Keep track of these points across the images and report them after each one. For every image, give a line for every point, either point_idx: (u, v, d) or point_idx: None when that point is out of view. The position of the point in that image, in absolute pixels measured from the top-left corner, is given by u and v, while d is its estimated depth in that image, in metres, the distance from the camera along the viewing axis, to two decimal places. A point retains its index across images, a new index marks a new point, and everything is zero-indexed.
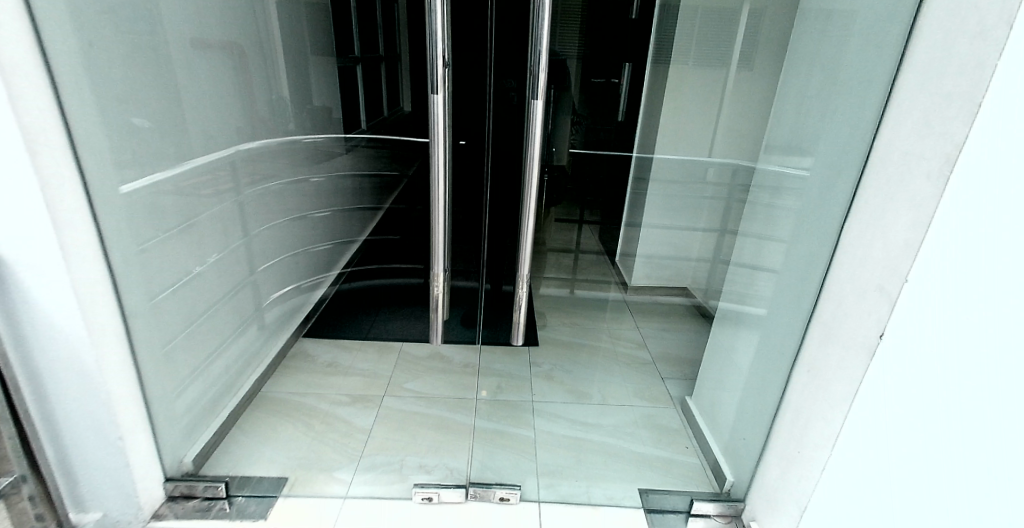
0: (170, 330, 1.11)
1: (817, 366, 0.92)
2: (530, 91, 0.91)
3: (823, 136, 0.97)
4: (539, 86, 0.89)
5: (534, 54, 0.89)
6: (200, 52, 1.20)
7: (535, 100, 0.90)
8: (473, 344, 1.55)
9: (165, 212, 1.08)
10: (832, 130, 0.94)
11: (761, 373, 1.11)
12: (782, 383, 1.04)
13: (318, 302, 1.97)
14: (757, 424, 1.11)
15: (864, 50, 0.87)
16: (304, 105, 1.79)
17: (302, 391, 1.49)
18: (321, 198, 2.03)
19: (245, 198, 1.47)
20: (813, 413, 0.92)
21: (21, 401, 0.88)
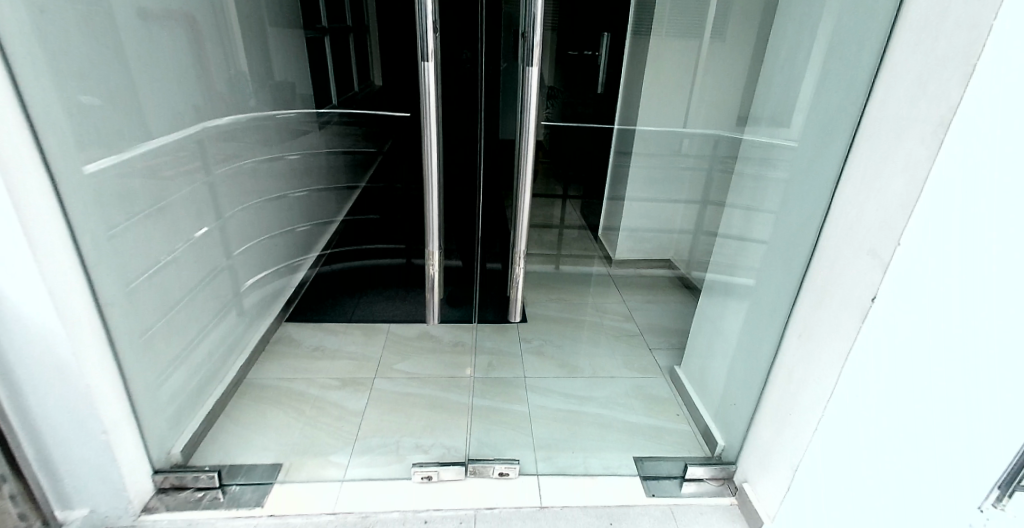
0: (148, 317, 1.06)
1: (808, 331, 0.95)
2: (525, 61, 0.88)
3: (812, 104, 0.97)
4: (534, 55, 0.86)
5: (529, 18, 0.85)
6: (156, 19, 1.11)
7: (530, 68, 0.87)
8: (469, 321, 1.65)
9: (133, 194, 1.01)
10: (821, 97, 0.94)
11: (750, 340, 1.14)
12: (773, 350, 1.06)
13: (299, 285, 1.92)
14: (747, 390, 1.14)
15: (853, 17, 0.87)
16: (265, 80, 1.70)
17: (290, 377, 1.45)
18: (295, 178, 1.95)
19: (216, 178, 1.39)
20: (806, 377, 0.95)
21: None
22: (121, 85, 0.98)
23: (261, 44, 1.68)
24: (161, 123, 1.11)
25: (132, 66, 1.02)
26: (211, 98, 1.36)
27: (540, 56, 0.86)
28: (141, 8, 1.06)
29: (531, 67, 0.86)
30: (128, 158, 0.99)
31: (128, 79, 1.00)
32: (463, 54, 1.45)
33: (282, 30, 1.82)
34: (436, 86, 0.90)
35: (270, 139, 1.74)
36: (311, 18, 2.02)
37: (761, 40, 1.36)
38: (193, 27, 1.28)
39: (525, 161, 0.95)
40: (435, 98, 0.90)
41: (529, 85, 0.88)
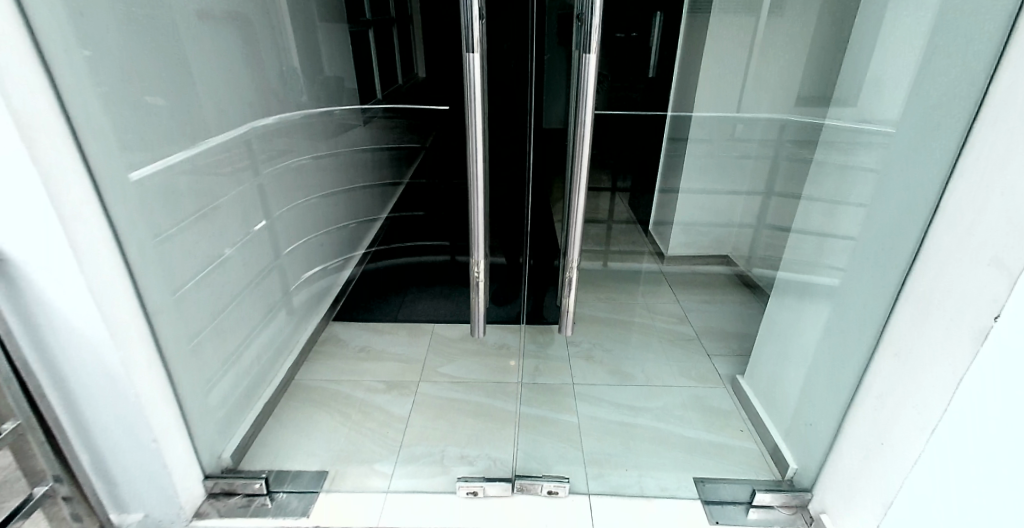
0: (197, 321, 1.06)
1: (909, 349, 0.83)
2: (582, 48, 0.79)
3: (914, 81, 0.82)
4: (592, 40, 0.78)
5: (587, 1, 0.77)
6: (203, 17, 1.10)
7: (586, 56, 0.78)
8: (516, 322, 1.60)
9: (180, 199, 1.01)
10: (925, 73, 0.79)
11: (832, 355, 1.01)
12: (860, 368, 0.94)
13: (347, 283, 1.92)
14: (826, 411, 1.02)
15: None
16: (316, 75, 1.70)
17: (335, 379, 1.44)
18: (341, 174, 1.94)
19: (264, 179, 1.39)
20: (907, 402, 0.83)
21: (48, 408, 0.85)
22: (168, 86, 0.97)
23: (309, 37, 1.66)
24: (209, 123, 1.10)
25: (180, 65, 1.01)
26: (260, 96, 1.34)
27: (598, 41, 0.77)
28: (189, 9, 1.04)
29: (590, 53, 0.77)
30: (175, 161, 0.98)
31: (176, 79, 0.99)
32: (510, 41, 1.37)
33: (330, 25, 1.81)
34: (482, 78, 0.83)
35: (316, 137, 1.73)
36: (354, 11, 1.98)
37: (845, 9, 1.20)
38: (240, 24, 1.26)
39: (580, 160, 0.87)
40: (480, 90, 0.83)
41: (584, 74, 0.79)
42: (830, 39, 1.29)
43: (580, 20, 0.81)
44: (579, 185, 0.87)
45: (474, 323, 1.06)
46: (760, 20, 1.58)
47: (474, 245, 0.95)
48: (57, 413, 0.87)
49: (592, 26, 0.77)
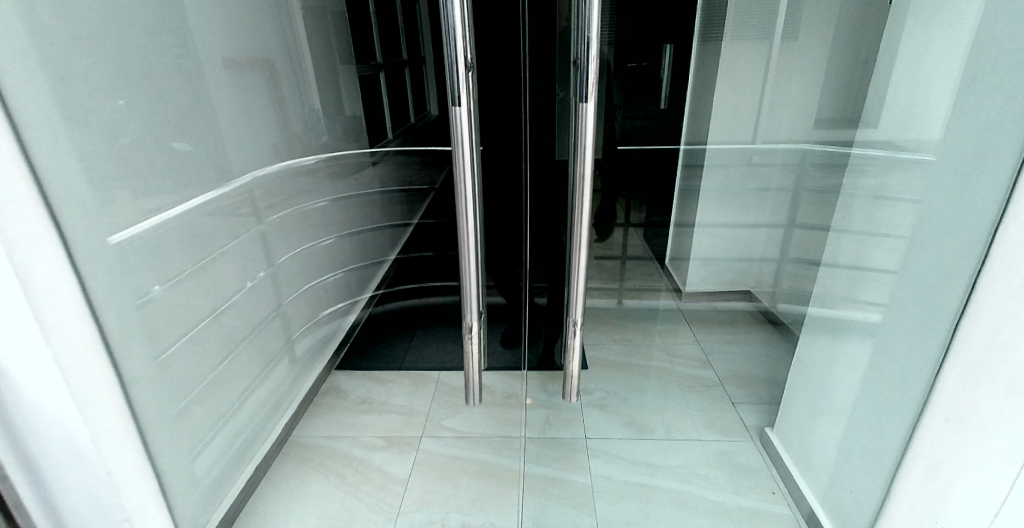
0: (184, 387, 1.02)
1: (973, 414, 0.74)
2: (577, 95, 0.72)
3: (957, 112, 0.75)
4: (589, 87, 0.71)
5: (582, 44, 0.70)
6: (204, 71, 1.10)
7: (582, 104, 0.71)
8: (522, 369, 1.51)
9: (173, 257, 0.98)
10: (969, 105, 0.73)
11: (875, 413, 0.91)
12: (909, 429, 0.84)
13: (352, 328, 1.88)
14: (874, 475, 0.91)
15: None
16: (337, 115, 1.78)
17: (334, 435, 1.38)
18: (348, 219, 1.91)
19: (267, 228, 1.37)
20: (973, 474, 0.75)
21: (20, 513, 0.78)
22: (162, 143, 0.95)
23: (331, 85, 1.75)
24: (206, 177, 1.08)
25: (177, 121, 1.00)
26: (262, 146, 1.33)
27: (595, 87, 0.71)
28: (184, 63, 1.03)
29: (586, 101, 0.70)
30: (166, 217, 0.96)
31: (171, 136, 0.98)
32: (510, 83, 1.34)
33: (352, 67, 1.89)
34: (470, 129, 0.77)
35: (321, 184, 1.71)
36: (364, 57, 1.97)
37: (866, 36, 1.12)
38: (238, 72, 1.24)
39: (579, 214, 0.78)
40: (467, 142, 0.77)
41: (581, 122, 0.72)
42: (853, 65, 1.22)
43: (575, 65, 0.75)
44: (578, 242, 0.79)
45: (468, 388, 0.98)
46: (774, 48, 1.51)
47: (467, 309, 0.87)
48: (35, 516, 0.80)
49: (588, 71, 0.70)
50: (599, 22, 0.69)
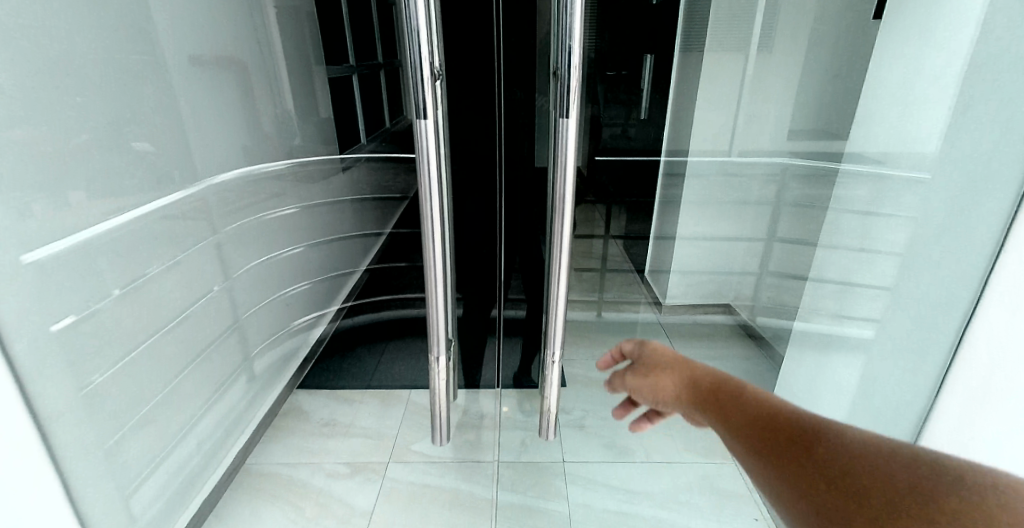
0: (119, 419, 0.97)
1: (983, 425, 0.83)
2: (556, 109, 0.66)
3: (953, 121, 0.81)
4: (570, 101, 0.65)
5: (561, 54, 0.64)
6: (141, 80, 1.02)
7: (563, 119, 0.65)
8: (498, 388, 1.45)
9: (96, 281, 0.91)
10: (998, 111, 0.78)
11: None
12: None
13: (318, 343, 1.81)
14: None
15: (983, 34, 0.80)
16: (310, 117, 1.72)
17: (294, 462, 1.32)
18: (317, 228, 1.82)
19: (223, 237, 1.30)
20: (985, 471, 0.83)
21: None
22: (84, 167, 0.88)
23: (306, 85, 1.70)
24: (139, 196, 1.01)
25: (107, 140, 0.93)
26: (210, 156, 1.24)
27: (577, 100, 0.65)
28: (134, 67, 1.00)
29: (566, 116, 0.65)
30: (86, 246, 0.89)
31: (98, 159, 0.91)
32: None
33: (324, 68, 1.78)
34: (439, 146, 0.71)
35: (286, 191, 1.62)
36: (335, 56, 1.82)
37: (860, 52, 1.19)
38: (197, 75, 1.21)
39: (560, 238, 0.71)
40: (433, 161, 0.71)
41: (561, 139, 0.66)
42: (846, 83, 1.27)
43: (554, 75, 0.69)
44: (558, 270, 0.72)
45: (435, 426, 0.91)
46: (750, 58, 1.50)
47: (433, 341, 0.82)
48: None
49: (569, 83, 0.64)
50: (581, 30, 0.63)
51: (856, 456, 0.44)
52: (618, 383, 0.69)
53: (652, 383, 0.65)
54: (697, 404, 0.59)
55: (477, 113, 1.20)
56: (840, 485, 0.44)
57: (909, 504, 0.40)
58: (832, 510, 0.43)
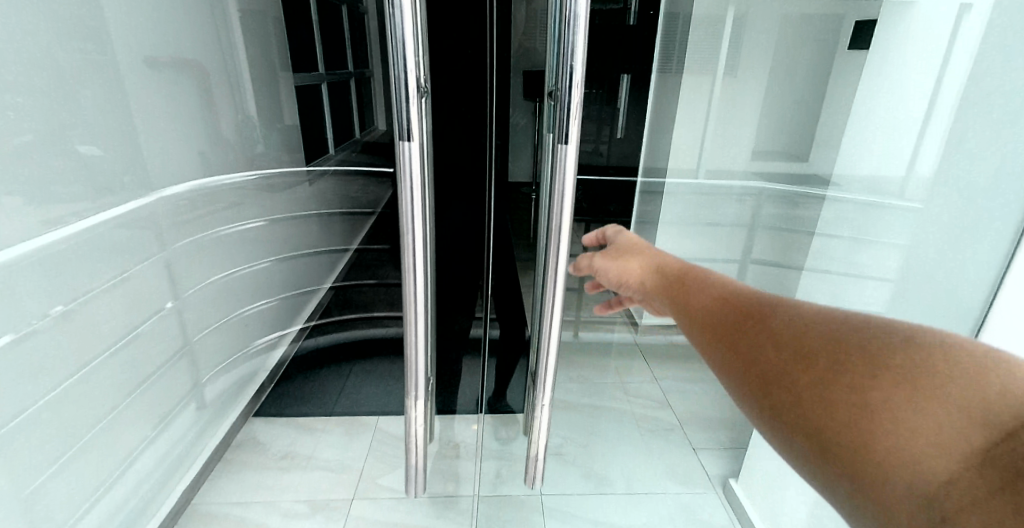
0: (41, 466, 0.86)
1: None
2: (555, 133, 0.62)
3: (955, 136, 0.89)
4: (570, 124, 0.61)
5: (562, 74, 0.60)
6: (66, 88, 0.91)
7: (564, 143, 0.61)
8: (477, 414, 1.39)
9: (20, 310, 0.82)
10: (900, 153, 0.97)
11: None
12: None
13: (278, 365, 1.69)
14: None
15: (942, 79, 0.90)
16: (273, 125, 1.61)
17: (248, 500, 1.23)
18: (279, 243, 1.71)
19: (173, 253, 1.20)
20: None
21: None
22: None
23: (270, 92, 1.59)
24: (66, 213, 0.91)
25: (27, 158, 0.83)
26: (155, 169, 1.13)
27: (576, 125, 0.61)
28: (69, 67, 0.92)
29: (567, 142, 0.61)
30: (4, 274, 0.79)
31: (19, 182, 0.82)
32: None
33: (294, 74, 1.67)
34: (422, 166, 0.66)
35: (245, 201, 1.52)
36: (302, 61, 1.64)
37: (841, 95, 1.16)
38: (149, 77, 1.12)
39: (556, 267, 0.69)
40: (414, 182, 0.66)
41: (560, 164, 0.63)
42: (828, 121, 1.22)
43: (553, 97, 0.65)
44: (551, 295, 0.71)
45: (410, 476, 0.84)
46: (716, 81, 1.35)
47: (410, 374, 0.77)
48: None
49: (572, 106, 0.60)
50: (584, 47, 0.59)
51: (799, 315, 0.41)
52: (586, 262, 0.70)
53: (618, 266, 0.66)
54: (659, 286, 0.59)
55: (456, 126, 1.13)
56: (782, 345, 0.40)
57: (839, 363, 0.36)
58: (762, 359, 0.41)
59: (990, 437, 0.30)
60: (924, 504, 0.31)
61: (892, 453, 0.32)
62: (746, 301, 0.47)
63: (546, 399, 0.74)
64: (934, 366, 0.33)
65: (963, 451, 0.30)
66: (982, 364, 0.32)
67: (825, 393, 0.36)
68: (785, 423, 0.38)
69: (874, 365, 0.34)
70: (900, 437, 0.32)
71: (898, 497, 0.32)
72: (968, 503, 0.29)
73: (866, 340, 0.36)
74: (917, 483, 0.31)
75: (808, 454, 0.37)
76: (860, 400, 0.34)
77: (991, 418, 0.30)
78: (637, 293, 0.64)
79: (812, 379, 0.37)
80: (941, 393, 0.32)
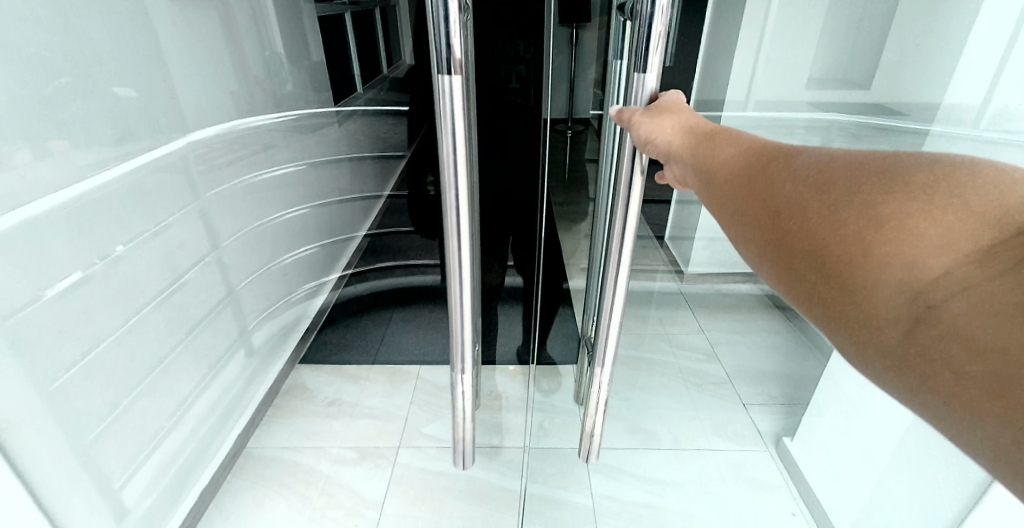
0: (94, 415, 0.86)
1: None
2: (633, 63, 0.57)
3: None
4: (650, 46, 0.55)
5: None
6: (90, 21, 0.84)
7: (642, 72, 0.56)
8: (526, 360, 1.39)
9: (58, 261, 0.79)
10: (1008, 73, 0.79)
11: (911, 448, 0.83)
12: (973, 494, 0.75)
13: (319, 313, 1.71)
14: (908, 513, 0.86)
15: None
16: (301, 63, 1.55)
17: (297, 445, 1.27)
18: (315, 189, 1.69)
19: (207, 203, 1.15)
20: None
21: None
22: (29, 139, 0.74)
23: (296, 29, 1.52)
24: (99, 161, 0.86)
25: (59, 104, 0.79)
26: (187, 113, 1.08)
27: (659, 47, 0.55)
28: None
29: (646, 71, 0.55)
30: (39, 229, 0.75)
31: (55, 128, 0.78)
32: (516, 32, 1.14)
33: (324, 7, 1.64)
34: (464, 108, 0.58)
35: (277, 142, 1.46)
36: None
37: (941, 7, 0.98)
38: (171, 10, 1.04)
39: (630, 218, 0.65)
40: (456, 128, 0.59)
41: (635, 99, 0.58)
42: (915, 33, 1.07)
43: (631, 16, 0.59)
44: (619, 245, 0.68)
45: (456, 449, 0.89)
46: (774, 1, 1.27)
47: (455, 338, 0.75)
48: None
49: (655, 30, 0.54)
50: None
51: (828, 153, 0.36)
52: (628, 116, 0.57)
53: (656, 125, 0.52)
54: (683, 141, 0.49)
55: None
56: (800, 183, 0.36)
57: (857, 188, 0.32)
58: (777, 194, 0.37)
59: (1000, 236, 0.26)
60: (913, 297, 0.27)
61: (893, 258, 0.29)
62: (768, 149, 0.42)
63: (607, 368, 0.79)
64: (957, 184, 0.29)
65: (971, 253, 0.26)
66: (1008, 180, 0.28)
67: (841, 216, 0.32)
68: (788, 256, 0.35)
69: (896, 185, 0.30)
70: (904, 243, 0.28)
71: (889, 297, 0.28)
72: (962, 292, 0.26)
73: (892, 164, 0.32)
74: (911, 282, 0.28)
75: (804, 272, 0.34)
76: (866, 206, 0.31)
77: (1003, 220, 0.26)
78: (661, 158, 0.53)
79: (826, 203, 0.33)
80: (957, 203, 0.28)
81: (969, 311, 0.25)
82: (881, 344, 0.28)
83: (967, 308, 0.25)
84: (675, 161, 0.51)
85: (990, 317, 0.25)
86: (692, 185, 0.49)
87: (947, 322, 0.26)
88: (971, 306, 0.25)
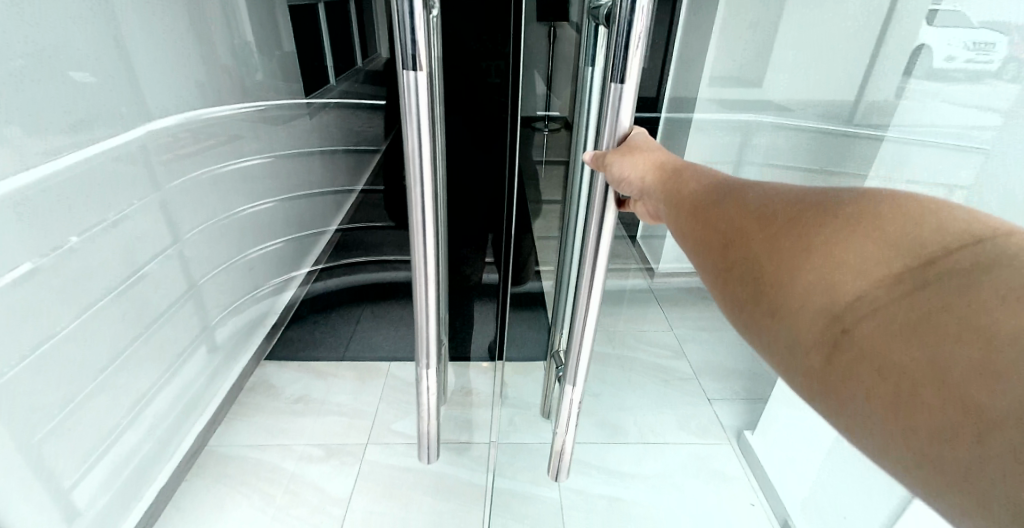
0: (44, 416, 0.83)
1: None
2: (609, 71, 0.57)
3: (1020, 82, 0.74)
4: (628, 54, 0.55)
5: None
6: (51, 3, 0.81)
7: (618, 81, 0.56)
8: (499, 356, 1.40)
9: (9, 254, 0.76)
10: None
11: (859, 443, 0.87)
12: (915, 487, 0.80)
13: (287, 307, 1.68)
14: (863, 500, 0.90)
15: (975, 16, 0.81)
16: (272, 52, 1.52)
17: (261, 443, 1.24)
18: (284, 182, 1.66)
19: (169, 194, 1.12)
20: None
21: None
22: None
23: (267, 16, 1.48)
24: (54, 148, 0.82)
25: (13, 86, 0.75)
26: (152, 101, 1.05)
27: (634, 56, 0.55)
28: None
29: (624, 82, 0.55)
30: None
31: (11, 114, 0.75)
32: None
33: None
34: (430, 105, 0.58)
35: (245, 133, 1.41)
36: None
37: None
38: None
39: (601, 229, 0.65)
40: (422, 126, 0.58)
41: (614, 111, 0.58)
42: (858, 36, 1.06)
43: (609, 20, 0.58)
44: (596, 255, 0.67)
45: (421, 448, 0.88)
46: None
47: (420, 336, 0.75)
48: None
49: (633, 35, 0.53)
50: None
51: (776, 190, 0.38)
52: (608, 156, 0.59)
53: (626, 159, 0.53)
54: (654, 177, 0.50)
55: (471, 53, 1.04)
56: (746, 215, 0.38)
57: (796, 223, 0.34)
58: (725, 228, 0.39)
59: (908, 264, 0.28)
60: (832, 320, 0.30)
61: (818, 283, 0.31)
62: (722, 184, 0.44)
63: (578, 381, 0.79)
64: (879, 216, 0.31)
65: (884, 277, 0.29)
66: (928, 211, 0.30)
67: (779, 250, 0.34)
68: (733, 286, 0.37)
69: (827, 217, 0.33)
70: (829, 273, 0.31)
71: (811, 320, 0.31)
72: (871, 314, 0.28)
73: (825, 200, 0.34)
74: (834, 307, 0.30)
75: (745, 302, 0.36)
76: (801, 239, 0.33)
77: (918, 250, 0.28)
78: (638, 197, 0.54)
79: (767, 236, 0.35)
80: (877, 235, 0.30)
81: (878, 330, 0.27)
82: (810, 371, 0.30)
83: (871, 331, 0.27)
84: (639, 191, 0.52)
85: (892, 336, 0.27)
86: (662, 217, 0.50)
87: (859, 344, 0.28)
88: (876, 327, 0.27)
